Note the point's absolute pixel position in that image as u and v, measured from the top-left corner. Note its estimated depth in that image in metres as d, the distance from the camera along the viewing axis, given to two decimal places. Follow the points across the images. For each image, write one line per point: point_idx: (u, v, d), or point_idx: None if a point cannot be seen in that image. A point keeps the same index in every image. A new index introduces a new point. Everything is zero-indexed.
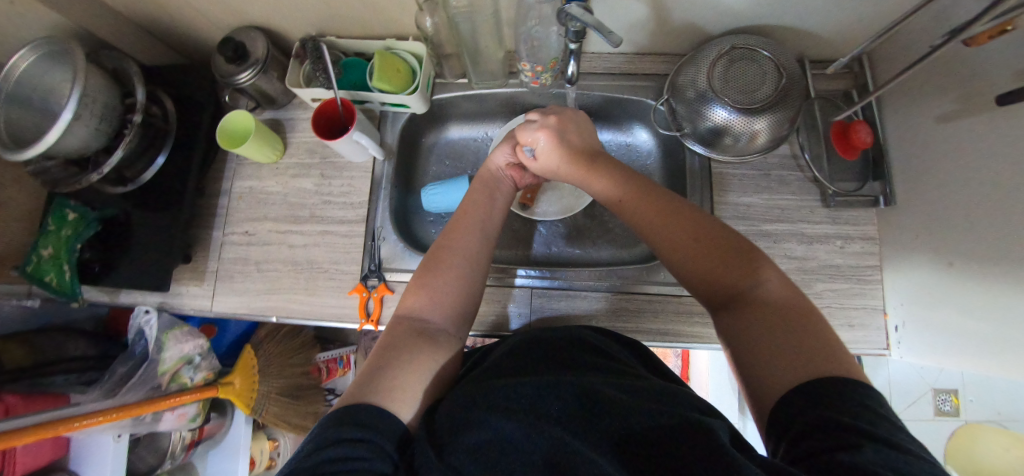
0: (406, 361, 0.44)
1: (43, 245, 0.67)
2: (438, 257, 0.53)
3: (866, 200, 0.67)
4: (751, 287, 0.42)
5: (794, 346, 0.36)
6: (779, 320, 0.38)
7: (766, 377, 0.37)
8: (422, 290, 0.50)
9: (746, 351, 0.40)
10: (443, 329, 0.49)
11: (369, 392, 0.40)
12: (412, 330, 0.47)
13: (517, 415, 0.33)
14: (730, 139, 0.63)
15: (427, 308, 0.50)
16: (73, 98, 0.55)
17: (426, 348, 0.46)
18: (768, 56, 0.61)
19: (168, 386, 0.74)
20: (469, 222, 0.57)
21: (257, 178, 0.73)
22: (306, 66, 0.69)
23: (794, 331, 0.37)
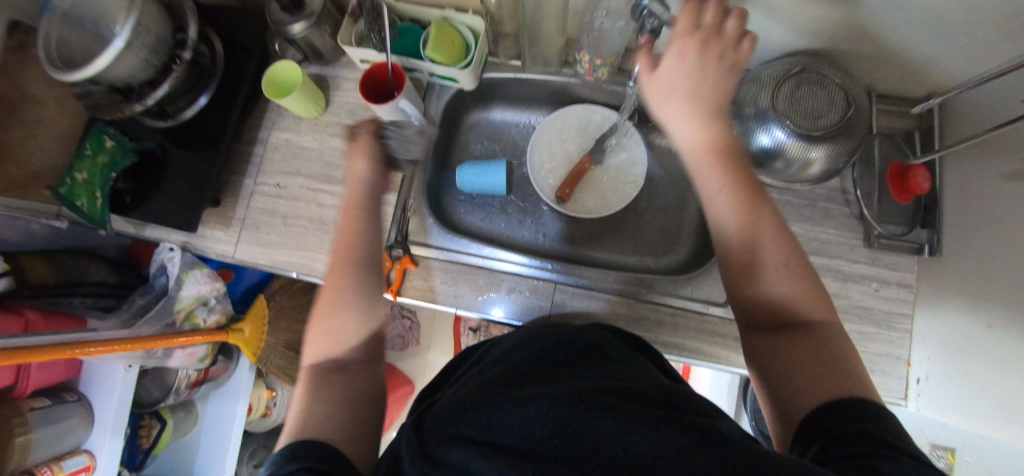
0: (325, 399, 0.45)
1: (76, 169, 0.65)
2: (319, 301, 0.53)
3: (911, 247, 0.65)
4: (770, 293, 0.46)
5: (826, 367, 0.38)
6: (813, 340, 0.41)
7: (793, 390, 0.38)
8: (321, 339, 0.51)
9: (779, 366, 0.41)
10: (353, 359, 0.50)
11: (299, 431, 0.40)
12: (324, 374, 0.48)
13: (510, 421, 0.32)
14: (782, 163, 0.61)
15: (333, 349, 0.50)
16: (127, 26, 0.55)
17: (337, 383, 0.47)
18: (837, 83, 0.59)
19: (182, 325, 0.75)
20: (344, 249, 0.56)
21: (294, 131, 0.73)
22: (360, 25, 0.68)
23: (826, 354, 0.39)
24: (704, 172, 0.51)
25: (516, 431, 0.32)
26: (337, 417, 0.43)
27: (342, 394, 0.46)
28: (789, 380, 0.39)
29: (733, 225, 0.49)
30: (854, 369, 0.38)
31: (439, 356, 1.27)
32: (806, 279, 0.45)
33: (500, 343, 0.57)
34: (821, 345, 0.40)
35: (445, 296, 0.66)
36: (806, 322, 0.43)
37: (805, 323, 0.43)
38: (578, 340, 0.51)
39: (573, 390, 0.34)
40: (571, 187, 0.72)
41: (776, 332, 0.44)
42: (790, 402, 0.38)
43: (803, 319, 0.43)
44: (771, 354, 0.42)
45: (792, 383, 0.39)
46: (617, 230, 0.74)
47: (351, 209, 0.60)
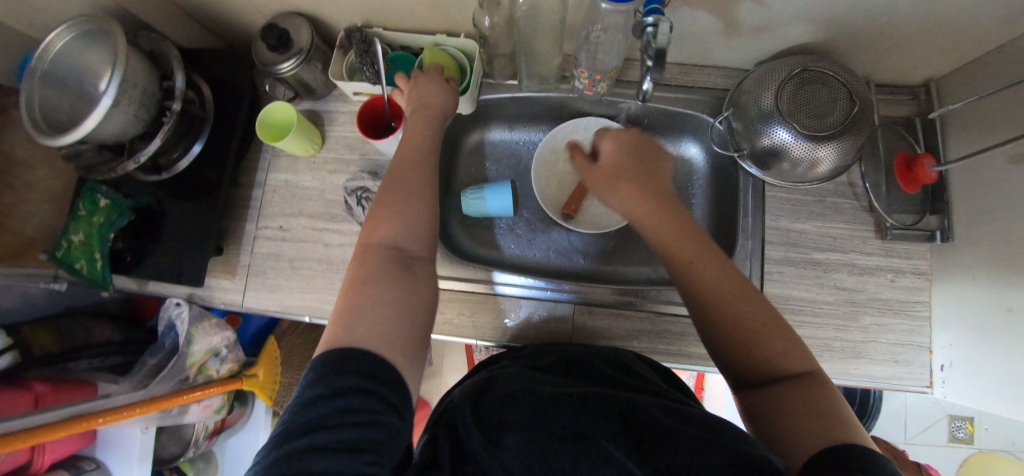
0: (378, 295, 0.42)
1: (73, 231, 0.65)
2: (391, 190, 0.49)
3: (922, 235, 0.65)
4: (738, 302, 0.44)
5: (815, 419, 0.37)
6: (799, 388, 0.39)
7: (785, 429, 0.38)
8: (385, 222, 0.47)
9: (769, 415, 0.39)
10: (420, 257, 0.47)
11: (359, 330, 0.39)
12: (382, 262, 0.44)
13: (534, 431, 0.35)
14: (788, 164, 0.61)
15: (394, 237, 0.47)
16: (114, 83, 0.53)
17: (402, 278, 0.44)
18: (840, 80, 0.58)
19: (195, 379, 0.73)
20: (414, 161, 0.52)
21: (292, 171, 0.71)
22: (350, 58, 0.66)
23: (819, 405, 0.38)
24: (665, 238, 0.49)
25: (564, 426, 0.35)
26: (390, 321, 0.41)
27: (398, 295, 0.43)
28: (777, 426, 0.38)
29: (688, 262, 0.47)
30: (846, 421, 0.36)
31: (452, 376, 1.26)
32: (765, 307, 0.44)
33: (514, 352, 0.58)
34: (808, 394, 0.39)
35: (462, 327, 0.65)
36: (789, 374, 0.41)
37: (780, 359, 0.42)
38: (601, 353, 0.52)
39: (616, 414, 0.37)
40: (577, 202, 0.72)
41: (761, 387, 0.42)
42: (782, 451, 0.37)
43: (775, 345, 0.42)
44: (760, 407, 0.41)
45: (784, 438, 0.38)
46: (628, 241, 0.73)
47: (426, 118, 0.55)
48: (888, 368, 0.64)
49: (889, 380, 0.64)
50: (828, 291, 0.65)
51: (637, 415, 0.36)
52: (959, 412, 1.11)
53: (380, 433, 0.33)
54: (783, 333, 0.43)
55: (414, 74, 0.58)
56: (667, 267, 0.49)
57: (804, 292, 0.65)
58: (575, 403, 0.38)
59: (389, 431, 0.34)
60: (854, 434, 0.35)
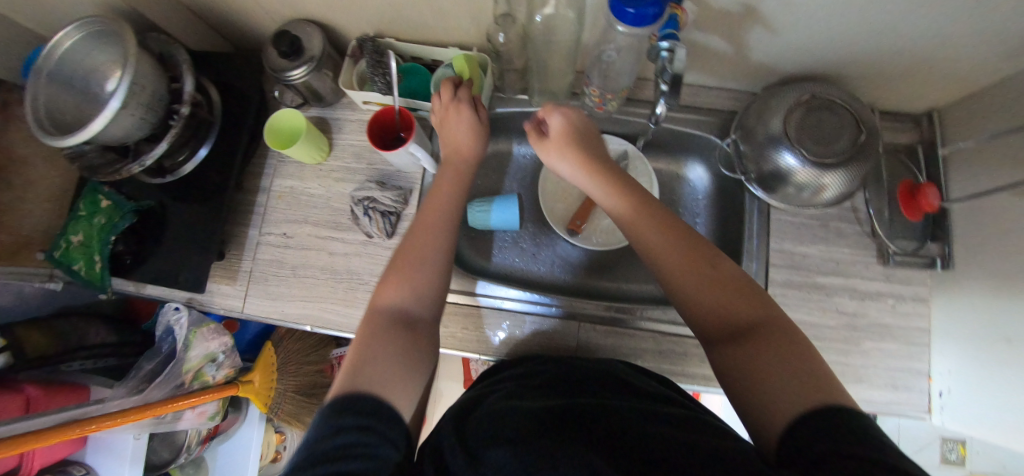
0: (389, 351, 0.42)
1: (73, 231, 0.65)
2: (410, 253, 0.51)
3: (922, 261, 0.66)
4: (693, 254, 0.46)
5: (798, 378, 0.35)
6: (780, 346, 0.38)
7: (744, 373, 0.38)
8: (399, 284, 0.48)
9: (747, 378, 0.37)
10: (426, 320, 0.48)
11: (364, 378, 0.39)
12: (393, 323, 0.45)
13: (518, 444, 0.33)
14: (793, 188, 0.62)
15: (406, 299, 0.48)
16: (123, 86, 0.53)
17: (408, 339, 0.45)
18: (847, 108, 0.59)
19: (191, 385, 0.71)
20: (434, 222, 0.54)
21: (298, 178, 0.70)
22: (361, 67, 0.67)
23: (804, 366, 0.36)
24: (624, 205, 0.52)
25: (549, 436, 0.34)
26: (397, 375, 0.41)
27: (406, 353, 0.43)
28: (755, 387, 0.37)
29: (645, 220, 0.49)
30: (835, 383, 0.34)
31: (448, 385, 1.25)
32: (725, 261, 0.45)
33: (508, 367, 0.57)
34: (792, 354, 0.37)
35: (465, 341, 0.65)
36: (769, 332, 0.39)
37: (739, 306, 0.42)
38: (595, 363, 0.51)
39: (606, 424, 0.36)
40: (582, 218, 0.72)
41: (736, 342, 0.40)
42: (764, 421, 0.35)
43: (734, 295, 0.43)
44: (737, 364, 0.39)
45: (762, 400, 0.36)
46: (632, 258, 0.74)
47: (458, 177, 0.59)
48: (887, 393, 0.65)
49: (887, 405, 0.64)
50: (829, 315, 0.66)
51: (625, 422, 0.36)
52: (952, 434, 1.11)
53: (377, 464, 0.32)
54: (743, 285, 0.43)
55: (444, 97, 0.59)
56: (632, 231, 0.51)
57: (805, 315, 0.65)
58: (562, 418, 0.36)
59: (388, 464, 0.33)
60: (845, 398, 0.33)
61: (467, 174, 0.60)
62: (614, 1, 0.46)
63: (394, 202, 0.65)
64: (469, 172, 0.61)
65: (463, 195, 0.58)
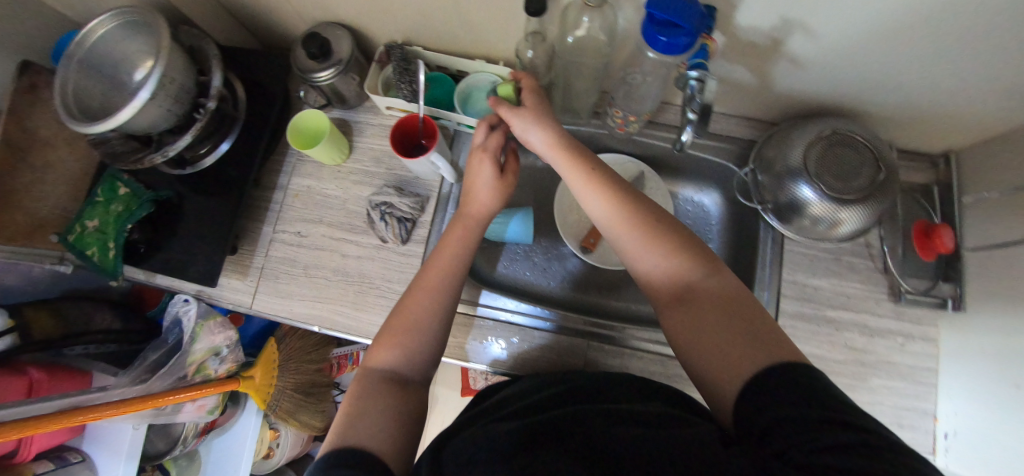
0: (379, 411, 0.43)
1: (88, 217, 0.65)
2: (400, 317, 0.51)
3: (934, 302, 0.66)
4: (645, 221, 0.48)
5: (743, 333, 0.39)
6: (725, 301, 0.42)
7: (704, 340, 0.41)
8: (392, 346, 0.49)
9: (698, 341, 0.41)
10: (414, 381, 0.49)
11: (351, 433, 0.39)
12: (382, 384, 0.46)
13: (496, 465, 0.33)
14: (809, 221, 0.62)
15: (398, 361, 0.49)
16: (153, 77, 0.53)
17: (396, 398, 0.45)
18: (867, 145, 0.60)
19: (193, 377, 0.71)
20: (433, 277, 0.54)
21: (316, 178, 0.70)
22: (387, 73, 0.67)
23: (748, 319, 0.40)
24: (586, 182, 0.53)
25: (526, 453, 0.33)
26: (387, 432, 0.41)
27: (396, 412, 0.44)
28: (706, 350, 0.40)
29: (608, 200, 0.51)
30: (776, 331, 0.39)
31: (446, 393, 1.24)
32: (667, 222, 0.49)
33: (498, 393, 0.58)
34: (736, 307, 0.41)
35: (472, 352, 0.65)
36: (715, 289, 0.43)
37: (683, 262, 0.46)
38: (582, 376, 0.52)
39: (575, 430, 0.36)
40: (596, 236, 0.73)
41: (686, 303, 0.44)
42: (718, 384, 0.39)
43: (680, 257, 0.46)
44: (690, 327, 0.42)
45: (712, 359, 0.39)
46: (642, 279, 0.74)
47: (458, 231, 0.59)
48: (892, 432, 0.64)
49: None
50: (838, 349, 0.65)
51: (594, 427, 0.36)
52: None
53: None
54: (684, 241, 0.47)
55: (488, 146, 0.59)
56: (595, 208, 0.52)
57: (814, 348, 0.65)
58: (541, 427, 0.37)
59: None
60: (787, 346, 0.37)
61: (476, 230, 0.60)
62: (647, 29, 0.47)
63: (411, 208, 0.65)
64: (481, 224, 0.60)
65: (467, 251, 0.57)
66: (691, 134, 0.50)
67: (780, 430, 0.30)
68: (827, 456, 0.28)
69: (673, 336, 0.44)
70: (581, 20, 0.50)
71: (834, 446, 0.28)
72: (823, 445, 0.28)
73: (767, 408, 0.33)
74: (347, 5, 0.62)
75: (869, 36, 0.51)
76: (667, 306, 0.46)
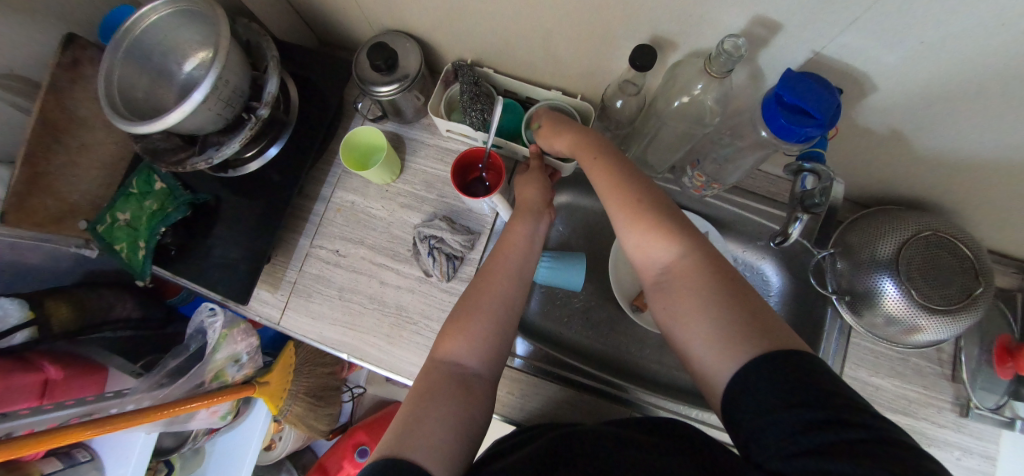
0: (438, 419, 0.42)
1: (120, 208, 0.61)
2: (469, 302, 0.51)
3: (1002, 421, 0.61)
4: (642, 199, 0.45)
5: (726, 318, 0.37)
6: (711, 280, 0.39)
7: (698, 335, 0.38)
8: (457, 335, 0.49)
9: (680, 335, 0.40)
10: (478, 374, 0.48)
11: (405, 442, 0.38)
12: (448, 377, 0.46)
13: None
14: (884, 320, 0.57)
15: (465, 353, 0.48)
16: (209, 79, 0.49)
17: (460, 397, 0.45)
18: (969, 256, 0.54)
19: (210, 384, 0.68)
20: (506, 265, 0.54)
21: (361, 194, 0.66)
22: (451, 93, 0.62)
23: (737, 299, 0.38)
24: (589, 162, 0.50)
25: None
26: (446, 446, 0.40)
27: (456, 418, 0.43)
28: (703, 351, 0.37)
29: (606, 180, 0.48)
30: (771, 313, 0.37)
31: None
32: (662, 201, 0.46)
33: (518, 432, 0.53)
34: (721, 291, 0.39)
35: (505, 406, 0.62)
36: (702, 266, 0.41)
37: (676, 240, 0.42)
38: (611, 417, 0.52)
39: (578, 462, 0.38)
40: None
41: (670, 287, 0.42)
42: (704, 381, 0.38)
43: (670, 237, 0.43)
44: (686, 318, 0.39)
45: (695, 355, 0.38)
46: None
47: (522, 217, 0.57)
48: None
49: None
50: None
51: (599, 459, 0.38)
52: None
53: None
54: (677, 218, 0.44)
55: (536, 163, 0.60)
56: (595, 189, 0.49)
57: None
58: (548, 460, 0.39)
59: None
60: (778, 332, 0.35)
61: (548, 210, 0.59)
62: (769, 106, 0.42)
63: (461, 246, 0.61)
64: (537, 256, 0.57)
65: (530, 254, 0.56)
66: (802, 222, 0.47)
67: (771, 443, 0.30)
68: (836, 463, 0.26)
69: (672, 329, 0.41)
70: (692, 85, 0.46)
71: (830, 446, 0.28)
72: (825, 446, 0.28)
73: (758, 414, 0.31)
74: (423, 18, 0.57)
75: (1006, 148, 0.46)
76: (663, 295, 0.42)
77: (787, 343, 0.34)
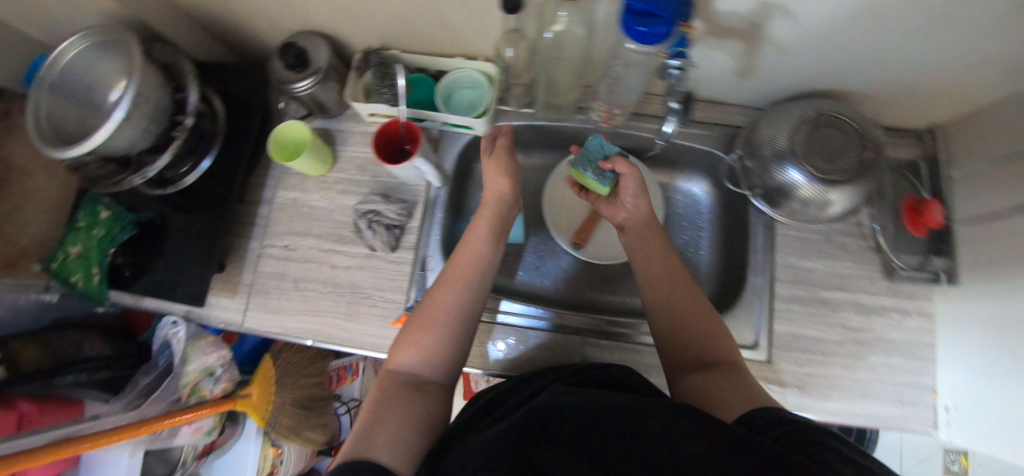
0: (394, 420, 0.44)
1: (70, 242, 0.63)
2: (432, 313, 0.53)
3: (928, 277, 0.65)
4: (678, 277, 0.57)
5: (753, 393, 0.44)
6: (733, 369, 0.48)
7: (704, 393, 0.45)
8: (410, 346, 0.51)
9: (689, 390, 0.47)
10: (436, 381, 0.51)
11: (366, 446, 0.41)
12: (408, 385, 0.49)
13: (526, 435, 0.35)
14: (799, 204, 0.62)
15: (419, 364, 0.50)
16: (127, 99, 0.52)
17: (420, 401, 0.47)
18: (853, 125, 0.59)
19: (188, 400, 0.71)
20: (460, 276, 0.56)
21: (301, 190, 0.70)
22: (367, 79, 0.66)
23: (736, 378, 0.46)
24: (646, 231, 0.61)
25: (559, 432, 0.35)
26: (403, 441, 0.43)
27: (413, 417, 0.45)
28: (708, 397, 0.45)
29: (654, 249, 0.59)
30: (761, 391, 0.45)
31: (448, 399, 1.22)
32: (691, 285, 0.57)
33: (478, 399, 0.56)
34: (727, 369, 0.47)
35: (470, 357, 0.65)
36: (716, 343, 0.51)
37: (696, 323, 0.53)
38: (555, 371, 0.56)
39: (573, 421, 0.36)
40: (587, 232, 0.73)
41: (704, 369, 0.48)
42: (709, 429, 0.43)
43: (699, 311, 0.54)
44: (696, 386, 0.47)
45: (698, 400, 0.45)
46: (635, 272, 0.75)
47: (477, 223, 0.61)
48: (894, 408, 0.64)
49: (890, 420, 0.64)
50: (835, 330, 0.65)
51: (587, 415, 0.36)
52: None
53: None
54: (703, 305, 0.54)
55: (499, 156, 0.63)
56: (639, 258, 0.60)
57: (811, 331, 0.65)
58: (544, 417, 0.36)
59: None
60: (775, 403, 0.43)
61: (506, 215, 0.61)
62: (625, 19, 0.46)
63: (398, 215, 0.65)
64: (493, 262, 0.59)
65: (488, 261, 0.58)
66: (678, 103, 0.56)
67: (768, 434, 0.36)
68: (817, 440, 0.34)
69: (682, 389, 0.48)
70: (562, 16, 0.51)
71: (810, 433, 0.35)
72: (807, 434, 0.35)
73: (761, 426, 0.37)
74: (319, 12, 0.61)
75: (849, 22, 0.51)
76: (678, 357, 0.51)
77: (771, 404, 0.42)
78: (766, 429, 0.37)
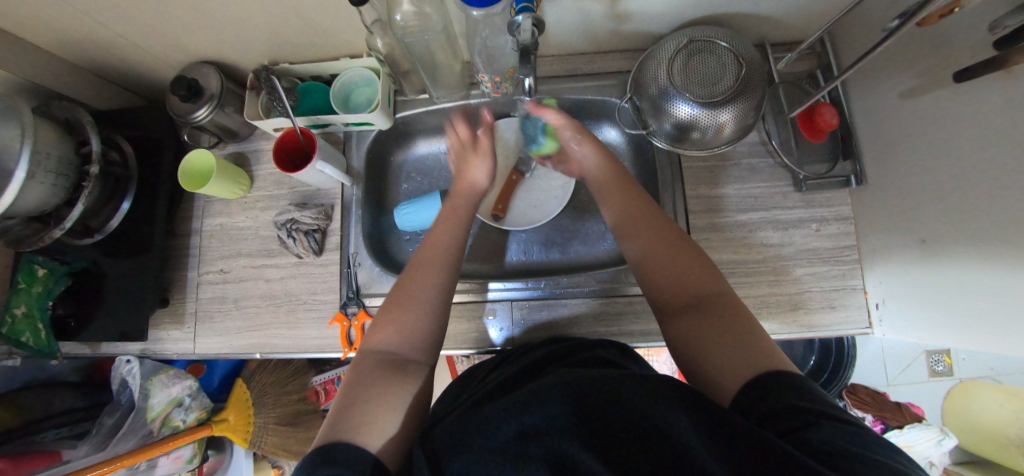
0: (371, 402, 0.40)
1: (14, 304, 0.66)
2: (412, 283, 0.50)
3: (837, 181, 0.66)
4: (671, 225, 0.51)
5: (752, 347, 0.38)
6: (730, 313, 0.42)
7: (700, 349, 0.41)
8: (390, 325, 0.47)
9: (676, 332, 0.43)
10: (414, 360, 0.46)
11: (340, 429, 0.37)
12: (384, 365, 0.44)
13: (523, 408, 0.34)
14: (698, 133, 0.62)
15: (397, 342, 0.46)
16: (23, 156, 0.54)
17: (395, 381, 0.42)
18: (726, 47, 0.60)
19: (160, 431, 0.76)
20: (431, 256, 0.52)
21: (226, 214, 0.72)
22: (262, 97, 0.67)
23: (734, 324, 0.40)
24: (604, 184, 0.58)
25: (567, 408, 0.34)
26: (382, 418, 0.39)
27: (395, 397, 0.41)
28: (701, 355, 0.40)
29: (627, 206, 0.54)
30: (764, 339, 0.39)
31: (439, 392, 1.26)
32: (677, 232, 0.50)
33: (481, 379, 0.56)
34: (725, 313, 0.42)
35: None
36: (708, 282, 0.45)
37: (687, 266, 0.47)
38: (558, 343, 0.56)
39: (603, 409, 0.33)
40: (503, 202, 0.75)
41: (696, 311, 0.43)
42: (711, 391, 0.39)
43: (695, 255, 0.47)
44: (689, 333, 0.42)
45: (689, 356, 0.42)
46: (564, 232, 0.77)
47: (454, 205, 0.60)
48: (828, 314, 0.66)
49: (826, 326, 0.65)
50: (757, 249, 0.67)
51: (615, 404, 0.33)
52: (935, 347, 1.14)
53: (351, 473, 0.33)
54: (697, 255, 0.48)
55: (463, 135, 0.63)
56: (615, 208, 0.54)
57: (735, 255, 0.67)
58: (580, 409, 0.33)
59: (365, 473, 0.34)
60: (782, 359, 0.37)
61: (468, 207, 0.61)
62: None
63: (315, 220, 0.67)
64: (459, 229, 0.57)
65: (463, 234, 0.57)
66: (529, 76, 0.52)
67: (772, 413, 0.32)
68: (822, 430, 0.29)
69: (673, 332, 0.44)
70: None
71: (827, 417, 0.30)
72: (820, 419, 0.30)
73: (762, 397, 0.34)
74: (198, 41, 0.63)
75: None
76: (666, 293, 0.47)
77: (773, 362, 0.37)
78: (752, 407, 0.34)
